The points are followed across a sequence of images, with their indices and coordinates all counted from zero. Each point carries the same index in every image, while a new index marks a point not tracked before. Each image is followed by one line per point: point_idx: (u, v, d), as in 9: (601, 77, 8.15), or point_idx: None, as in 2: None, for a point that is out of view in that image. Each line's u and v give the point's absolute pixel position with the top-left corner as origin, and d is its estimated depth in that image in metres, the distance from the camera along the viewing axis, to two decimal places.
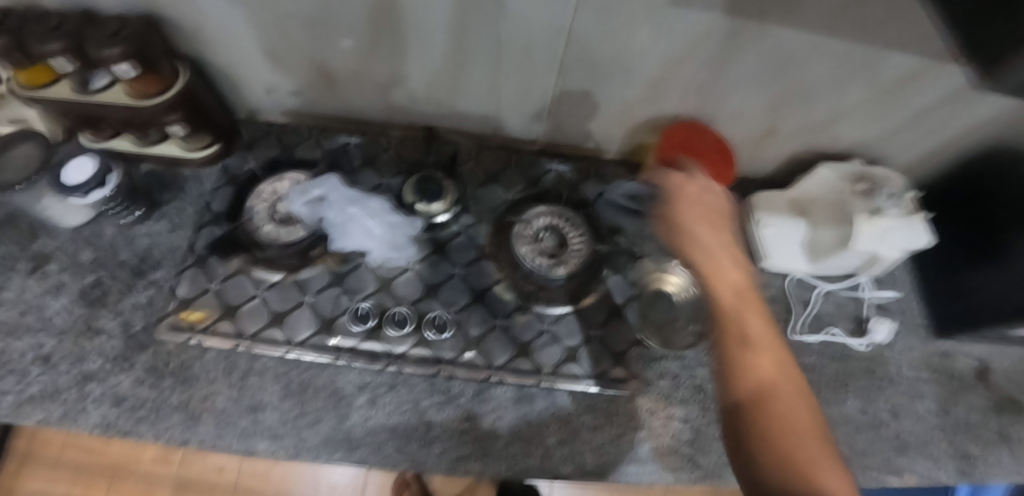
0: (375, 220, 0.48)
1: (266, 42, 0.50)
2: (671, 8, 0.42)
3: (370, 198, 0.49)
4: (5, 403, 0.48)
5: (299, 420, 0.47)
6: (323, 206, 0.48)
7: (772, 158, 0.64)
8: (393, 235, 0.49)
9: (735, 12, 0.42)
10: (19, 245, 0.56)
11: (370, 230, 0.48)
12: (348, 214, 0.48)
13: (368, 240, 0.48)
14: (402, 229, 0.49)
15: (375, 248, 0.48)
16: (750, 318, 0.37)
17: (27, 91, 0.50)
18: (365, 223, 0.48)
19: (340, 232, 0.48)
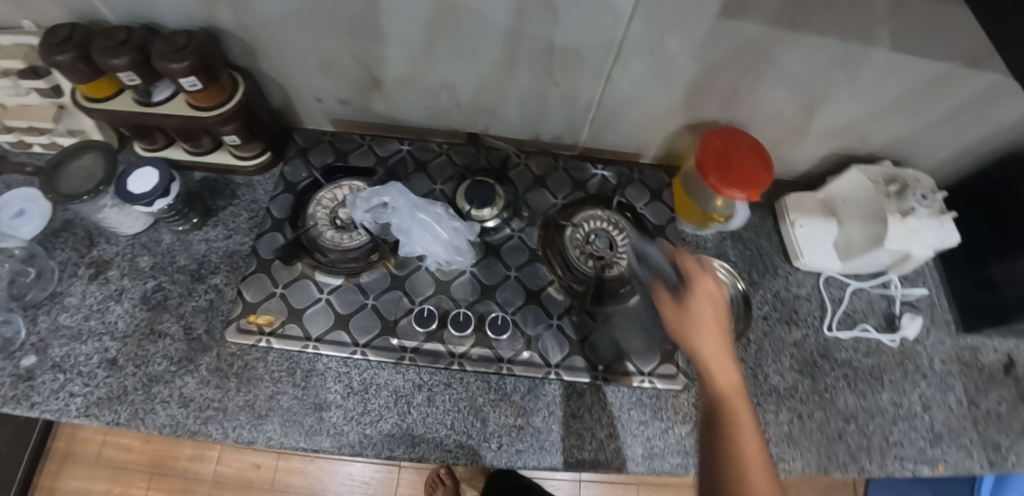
0: (440, 226, 0.50)
1: (326, 54, 0.52)
2: (719, 18, 0.44)
3: (433, 205, 0.50)
4: (74, 405, 0.50)
5: (362, 417, 0.49)
6: (391, 211, 0.49)
7: (803, 160, 0.66)
8: (458, 239, 0.50)
9: (779, 22, 0.44)
10: (78, 251, 0.57)
11: (437, 234, 0.49)
12: (416, 220, 0.49)
13: (434, 245, 0.49)
14: (465, 234, 0.51)
15: (440, 252, 0.49)
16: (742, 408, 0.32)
17: (90, 103, 0.52)
18: (431, 229, 0.49)
19: (408, 237, 0.49)
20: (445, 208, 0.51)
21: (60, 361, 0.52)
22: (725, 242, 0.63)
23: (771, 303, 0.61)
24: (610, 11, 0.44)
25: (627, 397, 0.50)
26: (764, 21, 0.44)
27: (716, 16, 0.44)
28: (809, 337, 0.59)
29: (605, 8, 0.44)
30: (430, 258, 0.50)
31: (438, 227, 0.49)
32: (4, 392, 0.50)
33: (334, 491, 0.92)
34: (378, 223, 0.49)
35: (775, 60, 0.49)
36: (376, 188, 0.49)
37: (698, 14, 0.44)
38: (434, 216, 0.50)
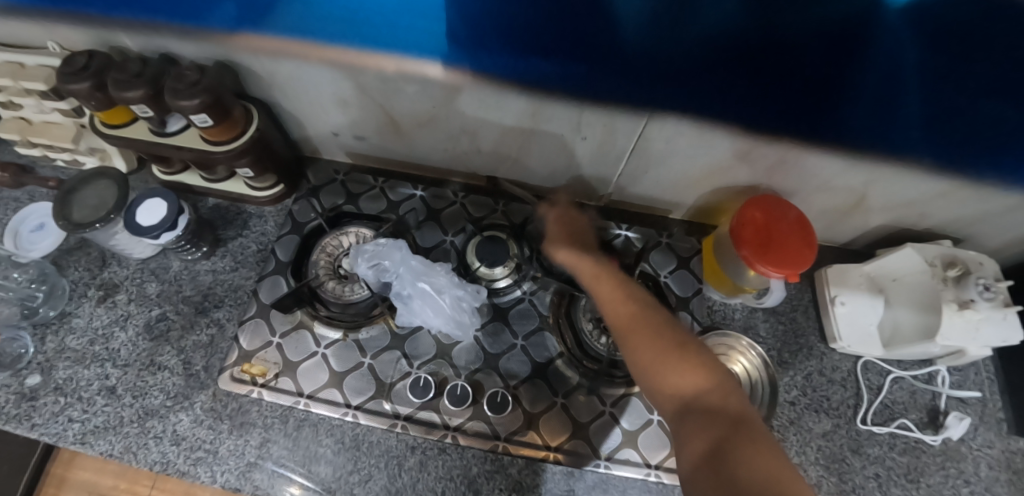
0: (442, 297, 0.46)
1: (344, 94, 0.50)
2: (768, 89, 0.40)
3: (436, 268, 0.47)
4: (71, 432, 0.50)
5: (352, 476, 0.48)
6: (393, 277, 0.46)
7: (850, 228, 0.60)
8: (461, 313, 0.47)
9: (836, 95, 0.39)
10: (89, 271, 0.57)
11: (438, 306, 0.46)
12: (418, 288, 0.46)
13: (433, 317, 0.46)
14: (469, 307, 0.47)
15: (441, 325, 0.46)
16: (610, 289, 0.43)
17: (107, 129, 0.52)
18: (433, 299, 0.46)
19: (407, 306, 0.46)
20: (450, 275, 0.48)
21: (62, 384, 0.52)
22: (754, 314, 0.59)
23: (800, 387, 0.56)
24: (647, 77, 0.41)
25: (633, 483, 0.45)
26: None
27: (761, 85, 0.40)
28: (838, 429, 0.54)
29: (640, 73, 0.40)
30: (430, 329, 0.47)
31: (440, 299, 0.46)
32: (9, 410, 0.51)
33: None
34: (379, 285, 0.47)
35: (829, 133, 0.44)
36: (380, 245, 0.47)
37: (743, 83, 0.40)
38: (437, 286, 0.46)
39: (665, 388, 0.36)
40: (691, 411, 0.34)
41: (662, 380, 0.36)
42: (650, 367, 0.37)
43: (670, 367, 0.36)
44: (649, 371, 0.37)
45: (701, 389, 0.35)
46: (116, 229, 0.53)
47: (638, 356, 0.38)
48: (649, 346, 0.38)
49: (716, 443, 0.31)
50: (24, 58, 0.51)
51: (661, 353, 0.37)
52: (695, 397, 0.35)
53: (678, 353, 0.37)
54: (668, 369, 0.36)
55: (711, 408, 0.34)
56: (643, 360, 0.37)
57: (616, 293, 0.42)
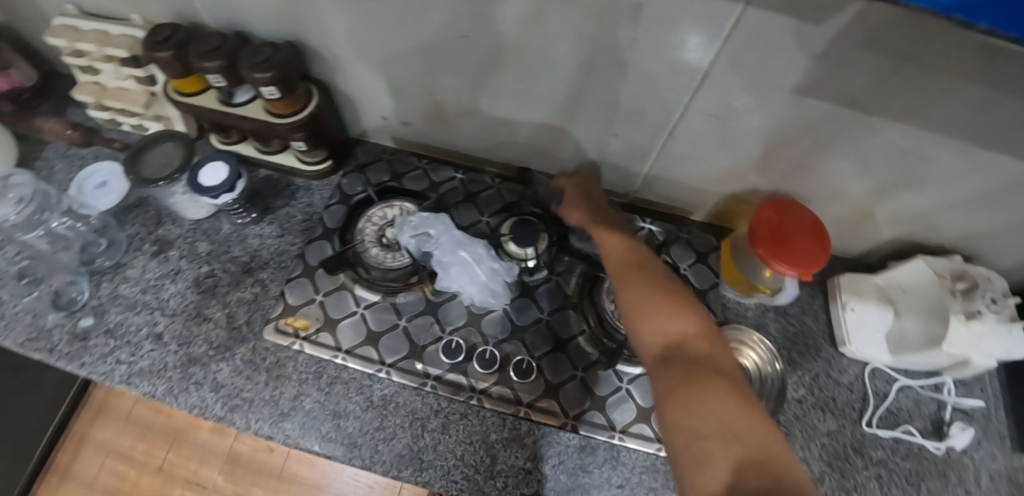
0: (479, 267, 0.50)
1: (398, 80, 0.54)
2: (790, 94, 0.43)
3: (475, 243, 0.51)
4: (119, 372, 0.53)
5: (378, 432, 0.50)
6: (437, 246, 0.50)
7: (865, 240, 0.63)
8: (493, 284, 0.50)
9: (857, 104, 0.42)
10: (145, 228, 0.61)
11: (474, 275, 0.50)
12: (458, 258, 0.50)
13: (468, 286, 0.50)
14: (503, 279, 0.51)
15: (474, 293, 0.50)
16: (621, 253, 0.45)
17: (180, 97, 0.57)
18: (471, 269, 0.50)
19: (447, 273, 0.50)
20: (488, 249, 0.52)
21: (113, 328, 0.56)
22: (767, 314, 0.61)
23: (808, 387, 0.58)
24: (678, 76, 0.44)
25: (642, 460, 0.48)
26: (839, 103, 0.43)
27: (787, 91, 0.43)
28: (843, 429, 0.56)
29: (673, 72, 0.44)
30: (465, 297, 0.51)
31: (477, 269, 0.50)
32: (62, 348, 0.55)
33: (337, 490, 0.90)
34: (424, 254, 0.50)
35: (847, 141, 0.47)
36: (425, 217, 0.51)
37: (769, 86, 0.43)
38: (475, 256, 0.50)
39: (654, 330, 0.38)
40: (675, 352, 0.36)
41: (651, 321, 0.38)
42: (642, 312, 0.39)
43: (660, 312, 0.38)
44: (640, 313, 0.39)
45: (688, 334, 0.37)
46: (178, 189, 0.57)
47: (635, 305, 0.40)
48: (645, 294, 0.40)
49: (697, 382, 0.33)
50: (111, 27, 0.56)
51: (654, 300, 0.39)
52: (684, 353, 0.36)
53: (672, 301, 0.39)
54: (662, 327, 0.37)
55: (696, 352, 0.35)
56: (636, 305, 0.39)
57: (619, 247, 0.46)
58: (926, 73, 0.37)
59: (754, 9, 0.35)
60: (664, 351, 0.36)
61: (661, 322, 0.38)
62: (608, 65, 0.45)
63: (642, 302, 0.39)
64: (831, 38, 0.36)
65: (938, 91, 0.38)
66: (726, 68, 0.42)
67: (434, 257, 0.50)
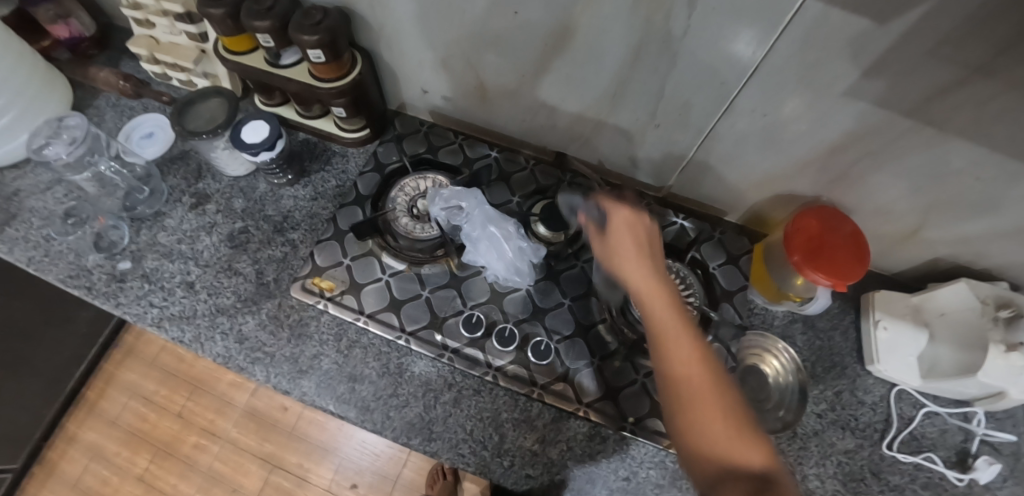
0: (508, 244, 0.50)
1: (442, 53, 0.55)
2: (842, 98, 0.42)
3: (505, 220, 0.51)
4: (150, 316, 0.56)
5: (391, 399, 0.51)
6: (470, 220, 0.50)
7: (906, 260, 0.61)
8: (522, 262, 0.51)
9: (912, 115, 0.41)
10: (186, 180, 0.64)
11: (504, 252, 0.50)
12: (490, 233, 0.50)
13: (496, 262, 0.50)
14: (531, 258, 0.51)
15: (502, 271, 0.50)
16: (659, 309, 0.35)
17: (229, 54, 0.58)
18: (501, 245, 0.50)
19: (478, 247, 0.50)
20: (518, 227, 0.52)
21: (148, 273, 0.58)
22: (794, 324, 0.60)
23: (828, 402, 0.57)
24: (726, 70, 0.43)
25: (651, 456, 0.47)
26: (895, 111, 0.41)
27: (841, 95, 0.42)
28: (862, 449, 0.55)
29: (722, 67, 0.43)
30: (492, 273, 0.51)
31: (508, 245, 0.50)
32: (99, 287, 0.57)
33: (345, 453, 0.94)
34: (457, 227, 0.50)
35: (897, 154, 0.46)
36: (457, 190, 0.51)
37: (821, 89, 0.42)
38: (507, 233, 0.50)
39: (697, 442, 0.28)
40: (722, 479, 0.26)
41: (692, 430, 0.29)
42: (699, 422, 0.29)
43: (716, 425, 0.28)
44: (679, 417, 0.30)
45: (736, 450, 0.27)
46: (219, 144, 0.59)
47: (692, 407, 0.30)
48: (705, 396, 0.30)
49: None
50: None
51: (696, 396, 0.30)
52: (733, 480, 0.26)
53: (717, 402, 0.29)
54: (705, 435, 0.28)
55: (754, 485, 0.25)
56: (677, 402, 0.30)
57: (660, 303, 0.35)
58: (997, 87, 0.35)
59: (815, 7, 0.34)
60: (715, 482, 0.26)
61: (722, 444, 0.28)
62: (656, 53, 0.44)
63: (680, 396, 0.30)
64: (894, 42, 0.35)
65: (1008, 110, 0.36)
66: (779, 65, 0.41)
67: (466, 230, 0.50)
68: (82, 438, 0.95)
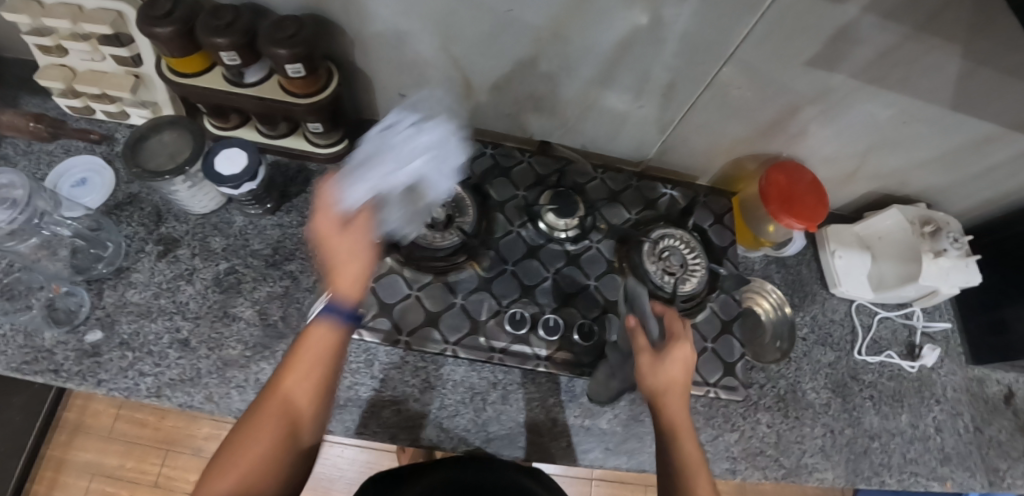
0: (428, 147, 0.40)
1: (426, 55, 0.53)
2: (804, 68, 0.49)
3: (397, 143, 0.39)
4: (145, 385, 0.49)
5: (441, 411, 0.51)
6: (365, 189, 0.37)
7: (847, 195, 0.71)
8: (443, 141, 0.41)
9: (856, 76, 0.48)
10: (145, 226, 0.56)
11: (427, 152, 0.40)
12: (400, 167, 0.38)
13: (436, 167, 0.41)
14: (445, 136, 0.42)
15: (447, 160, 0.42)
16: (689, 443, 0.38)
17: (179, 77, 0.52)
18: (421, 153, 0.40)
19: (420, 182, 0.40)
20: (385, 137, 0.40)
21: (128, 339, 0.51)
22: (769, 266, 0.68)
23: (810, 326, 0.66)
24: (709, 53, 0.48)
25: None
26: (845, 73, 0.48)
27: (805, 65, 0.48)
28: (841, 360, 0.65)
29: (705, 49, 0.47)
30: (448, 174, 0.42)
31: (421, 145, 0.40)
32: (70, 367, 0.49)
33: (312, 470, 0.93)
34: (367, 199, 0.37)
35: (842, 109, 0.54)
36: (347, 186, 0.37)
37: (788, 62, 0.48)
38: (389, 151, 0.39)
39: None
40: None
41: None
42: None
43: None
44: None
45: None
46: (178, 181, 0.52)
47: None
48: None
49: None
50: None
51: None
52: None
53: None
54: None
55: None
56: None
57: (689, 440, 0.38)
58: (928, 45, 0.43)
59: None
60: None
61: None
62: (647, 40, 0.47)
63: None
64: (853, 17, 0.41)
65: (930, 64, 0.45)
66: (757, 42, 0.46)
67: (379, 192, 0.38)
68: None
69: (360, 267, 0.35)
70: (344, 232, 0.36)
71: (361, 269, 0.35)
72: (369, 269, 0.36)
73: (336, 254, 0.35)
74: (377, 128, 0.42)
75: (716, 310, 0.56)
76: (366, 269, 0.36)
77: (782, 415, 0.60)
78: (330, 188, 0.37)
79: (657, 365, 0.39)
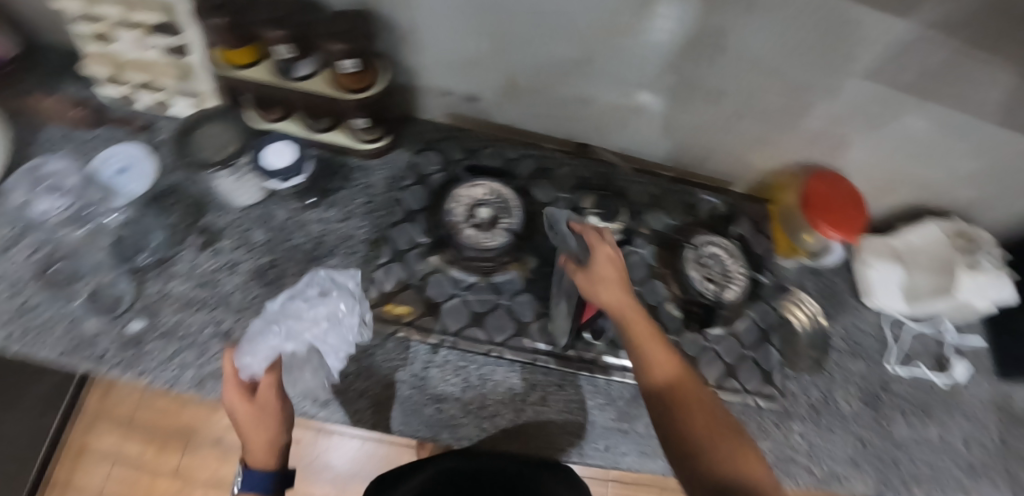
0: (333, 305, 0.46)
1: (474, 55, 0.53)
2: (853, 80, 0.48)
3: (296, 304, 0.46)
4: (187, 377, 0.49)
5: (481, 411, 0.51)
6: (258, 359, 0.41)
7: (882, 205, 0.71)
8: (343, 310, 0.46)
9: (905, 89, 0.48)
10: (186, 217, 0.56)
11: (326, 323, 0.45)
12: (295, 342, 0.44)
13: (337, 330, 0.45)
14: (349, 299, 0.48)
15: (350, 324, 0.46)
16: (649, 340, 0.39)
17: (227, 68, 0.51)
18: (316, 323, 0.45)
19: (321, 348, 0.45)
20: (287, 310, 0.46)
21: (170, 330, 0.51)
22: (803, 274, 0.68)
23: (841, 336, 0.66)
24: (760, 61, 0.48)
25: None
26: (893, 87, 0.48)
27: (857, 76, 0.47)
28: (871, 370, 0.65)
29: (756, 58, 0.47)
30: (351, 331, 0.46)
31: (320, 319, 0.45)
32: (113, 355, 0.49)
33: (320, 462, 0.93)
34: (267, 370, 0.42)
35: (887, 121, 0.54)
36: (247, 345, 0.43)
37: (837, 73, 0.48)
38: (290, 324, 0.44)
39: (706, 470, 0.32)
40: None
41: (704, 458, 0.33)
42: (740, 474, 0.32)
43: (752, 464, 0.33)
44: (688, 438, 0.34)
45: (740, 462, 0.33)
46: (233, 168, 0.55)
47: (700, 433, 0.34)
48: (735, 449, 0.33)
49: None
50: None
51: (698, 414, 0.35)
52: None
53: (712, 415, 0.35)
54: (719, 454, 0.33)
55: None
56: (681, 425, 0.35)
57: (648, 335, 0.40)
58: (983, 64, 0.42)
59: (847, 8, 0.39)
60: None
61: (734, 459, 0.33)
62: (700, 47, 0.47)
63: (684, 412, 0.35)
64: (911, 34, 0.40)
65: (981, 82, 0.44)
66: (811, 52, 0.45)
67: (277, 357, 0.43)
68: None
69: (273, 432, 0.40)
70: (250, 404, 0.41)
71: (271, 433, 0.40)
72: (281, 434, 0.41)
73: (244, 424, 0.40)
74: (287, 291, 0.48)
75: (757, 319, 0.57)
76: (278, 435, 0.41)
77: (814, 424, 0.60)
78: (231, 363, 0.42)
79: (592, 275, 0.42)
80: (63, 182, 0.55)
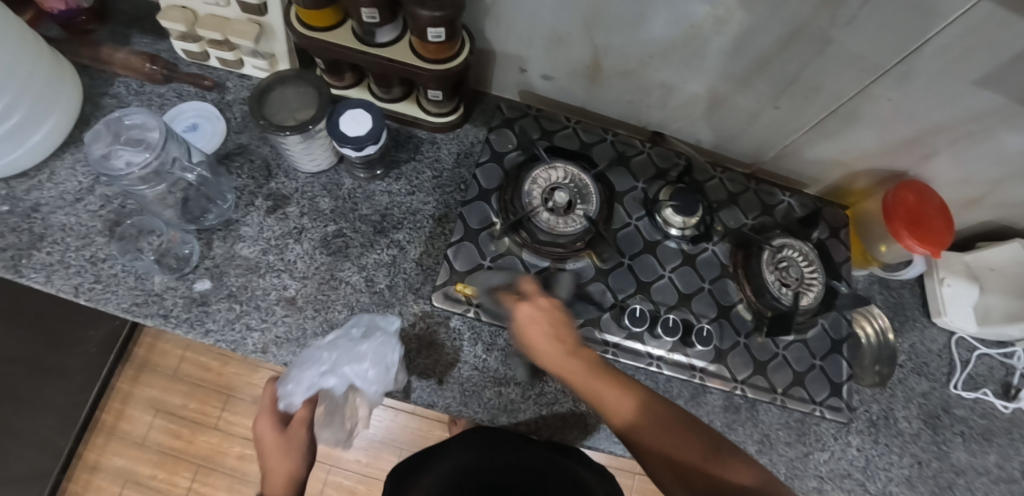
0: (367, 351, 0.46)
1: (563, 30, 0.50)
2: (968, 87, 0.44)
3: (340, 341, 0.47)
4: (252, 340, 0.49)
5: (541, 397, 0.50)
6: (299, 389, 0.46)
7: (963, 221, 0.67)
8: (385, 348, 0.46)
9: None
10: (255, 179, 0.56)
11: (368, 362, 0.45)
12: (337, 376, 0.46)
13: (377, 368, 0.46)
14: (385, 341, 0.47)
15: (392, 363, 0.46)
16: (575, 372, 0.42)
17: (307, 30, 0.49)
18: (358, 362, 0.46)
19: (359, 382, 0.46)
20: (334, 342, 0.47)
21: (236, 292, 0.51)
22: (872, 286, 0.67)
23: (906, 352, 0.64)
24: (869, 61, 0.44)
25: (778, 418, 0.55)
26: (1013, 98, 0.44)
27: (972, 85, 0.44)
28: (934, 391, 0.62)
29: (867, 57, 0.44)
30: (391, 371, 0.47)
31: (362, 356, 0.46)
32: (179, 314, 0.50)
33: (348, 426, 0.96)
34: (303, 403, 0.46)
35: (995, 135, 0.50)
36: (292, 368, 0.47)
37: (951, 80, 0.44)
38: (333, 356, 0.46)
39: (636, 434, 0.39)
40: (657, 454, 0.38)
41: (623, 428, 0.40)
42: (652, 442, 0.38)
43: (733, 467, 0.36)
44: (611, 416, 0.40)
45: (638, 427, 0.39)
46: (287, 138, 0.49)
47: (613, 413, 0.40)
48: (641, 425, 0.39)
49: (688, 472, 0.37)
50: None
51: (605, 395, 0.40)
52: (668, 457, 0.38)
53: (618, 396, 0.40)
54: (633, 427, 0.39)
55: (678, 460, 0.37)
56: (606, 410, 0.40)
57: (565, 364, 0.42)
58: None
59: (986, 8, 0.35)
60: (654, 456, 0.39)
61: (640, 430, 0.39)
62: (806, 41, 0.44)
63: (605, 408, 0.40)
64: None
65: None
66: (927, 55, 0.42)
67: (315, 391, 0.46)
68: (109, 463, 0.89)
69: (293, 465, 0.44)
70: (280, 434, 0.45)
71: (293, 463, 0.44)
72: (302, 467, 0.45)
73: (270, 454, 0.44)
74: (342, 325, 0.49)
75: (827, 327, 0.56)
76: (298, 466, 0.45)
77: (872, 440, 0.58)
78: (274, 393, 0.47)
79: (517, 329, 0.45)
80: (145, 136, 0.48)
